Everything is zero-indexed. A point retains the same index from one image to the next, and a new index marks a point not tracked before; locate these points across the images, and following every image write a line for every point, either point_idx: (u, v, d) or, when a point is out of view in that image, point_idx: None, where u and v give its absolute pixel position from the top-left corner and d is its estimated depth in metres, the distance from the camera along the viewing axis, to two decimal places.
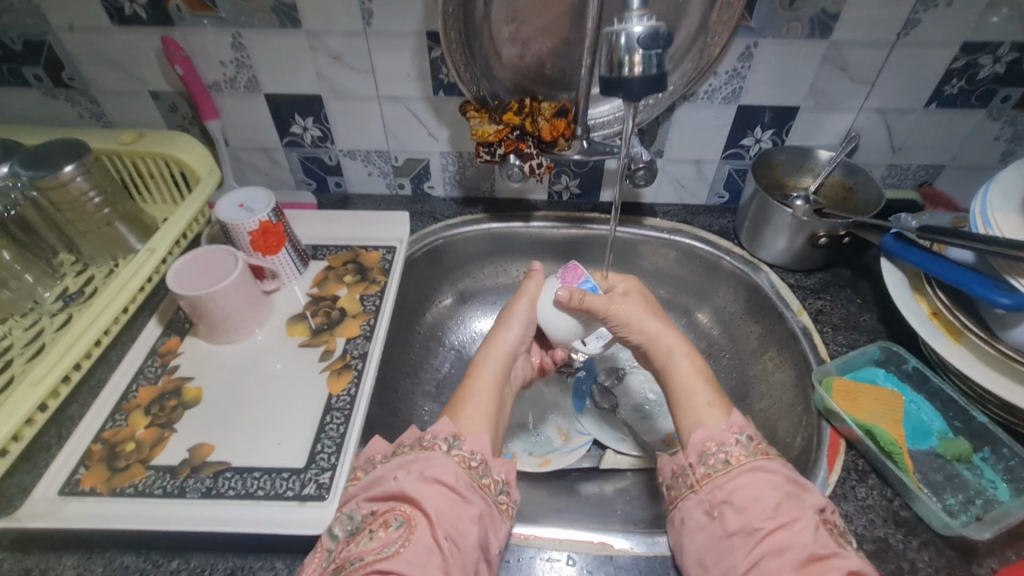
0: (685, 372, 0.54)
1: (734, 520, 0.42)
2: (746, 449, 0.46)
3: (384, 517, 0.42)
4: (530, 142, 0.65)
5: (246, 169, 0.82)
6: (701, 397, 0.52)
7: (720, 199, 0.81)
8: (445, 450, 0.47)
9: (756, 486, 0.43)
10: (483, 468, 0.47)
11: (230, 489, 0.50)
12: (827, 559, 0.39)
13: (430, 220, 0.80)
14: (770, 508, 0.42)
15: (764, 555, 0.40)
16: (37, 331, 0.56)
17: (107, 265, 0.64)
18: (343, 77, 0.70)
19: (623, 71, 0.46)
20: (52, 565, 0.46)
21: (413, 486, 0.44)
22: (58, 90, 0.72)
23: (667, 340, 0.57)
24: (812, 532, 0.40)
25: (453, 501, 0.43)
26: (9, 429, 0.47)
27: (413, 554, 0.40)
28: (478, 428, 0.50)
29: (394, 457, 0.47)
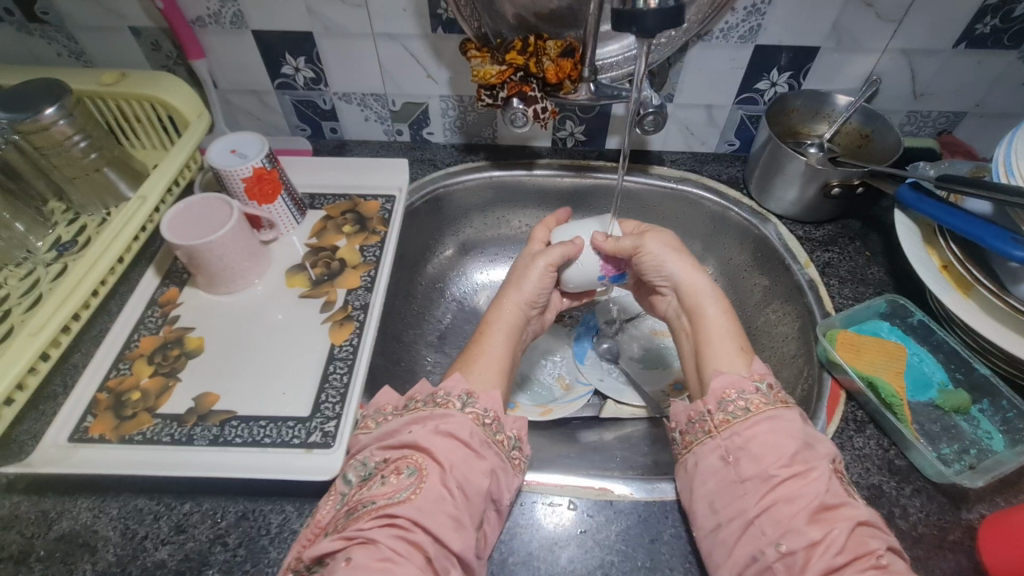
0: (718, 322, 0.54)
1: (749, 467, 0.43)
2: (767, 397, 0.46)
3: (395, 464, 0.43)
4: (534, 85, 0.62)
5: (237, 113, 0.78)
6: (729, 342, 0.52)
7: (731, 146, 0.78)
8: (460, 408, 0.47)
9: (774, 434, 0.44)
10: (497, 425, 0.47)
11: (236, 437, 0.51)
12: (837, 509, 0.40)
13: (431, 167, 0.78)
14: (788, 456, 0.42)
15: (776, 502, 0.41)
16: (33, 281, 0.55)
17: (99, 214, 0.62)
18: (335, 12, 0.65)
19: (637, 3, 0.43)
20: (68, 508, 0.47)
21: (426, 437, 0.44)
22: (33, 26, 0.68)
23: (700, 281, 0.57)
24: (826, 481, 0.41)
25: (467, 455, 0.44)
26: (13, 377, 0.47)
27: (424, 502, 0.41)
28: (486, 387, 0.50)
29: (408, 411, 0.48)
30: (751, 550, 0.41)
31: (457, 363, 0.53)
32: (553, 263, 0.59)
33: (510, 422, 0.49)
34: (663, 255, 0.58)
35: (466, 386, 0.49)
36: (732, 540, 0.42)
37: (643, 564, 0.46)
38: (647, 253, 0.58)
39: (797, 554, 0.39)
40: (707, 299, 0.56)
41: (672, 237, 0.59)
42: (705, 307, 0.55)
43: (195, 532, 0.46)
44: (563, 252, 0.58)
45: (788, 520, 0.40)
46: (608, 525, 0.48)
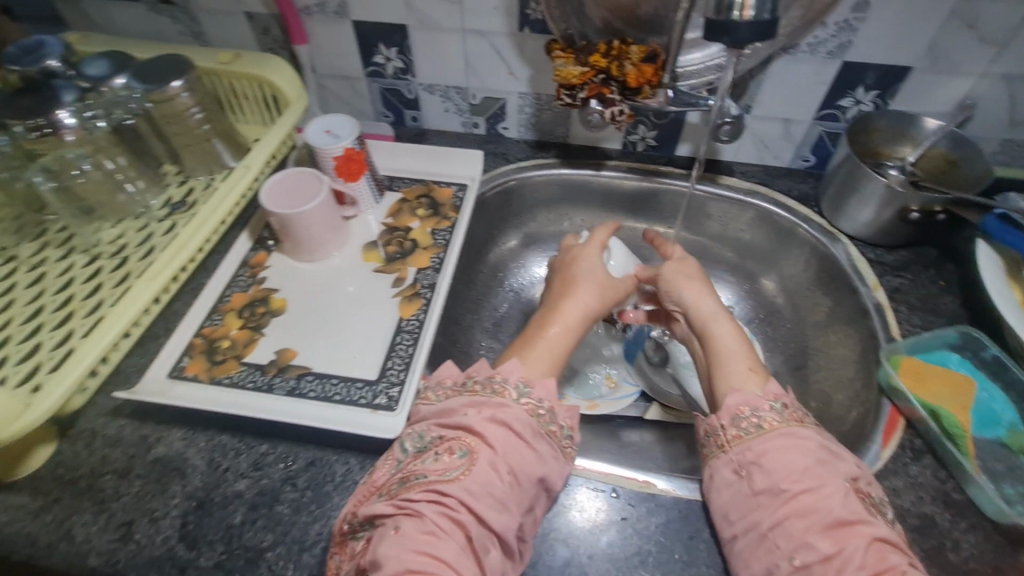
0: (730, 342, 0.54)
1: (761, 481, 0.44)
2: (780, 416, 0.47)
3: (449, 443, 0.46)
4: (613, 88, 0.64)
5: (329, 97, 0.84)
6: (740, 362, 0.52)
7: (805, 162, 0.77)
8: (516, 398, 0.49)
9: (786, 450, 0.44)
10: (550, 415, 0.49)
11: (311, 391, 0.55)
12: (852, 525, 0.40)
13: (503, 160, 0.81)
14: (798, 472, 0.43)
15: (789, 516, 0.42)
16: (147, 235, 0.63)
17: (205, 179, 0.69)
18: (431, 7, 0.69)
19: (732, 15, 0.43)
20: (164, 435, 0.53)
21: (479, 423, 0.47)
22: (163, 7, 0.76)
23: (707, 304, 0.57)
24: (840, 498, 0.41)
25: (518, 444, 0.46)
26: (131, 316, 0.54)
27: (472, 484, 0.43)
28: (538, 374, 0.52)
29: (465, 391, 0.51)
30: (766, 564, 0.42)
31: (514, 348, 0.56)
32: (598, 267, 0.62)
33: (563, 413, 0.50)
34: (675, 281, 0.60)
35: (523, 373, 0.51)
36: (748, 551, 0.43)
37: (679, 558, 0.48)
38: (662, 280, 0.61)
39: (810, 568, 0.40)
40: (716, 321, 0.56)
41: (693, 266, 0.61)
42: (716, 328, 0.55)
43: (269, 471, 0.51)
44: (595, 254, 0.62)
45: (801, 533, 0.41)
46: (648, 516, 0.50)
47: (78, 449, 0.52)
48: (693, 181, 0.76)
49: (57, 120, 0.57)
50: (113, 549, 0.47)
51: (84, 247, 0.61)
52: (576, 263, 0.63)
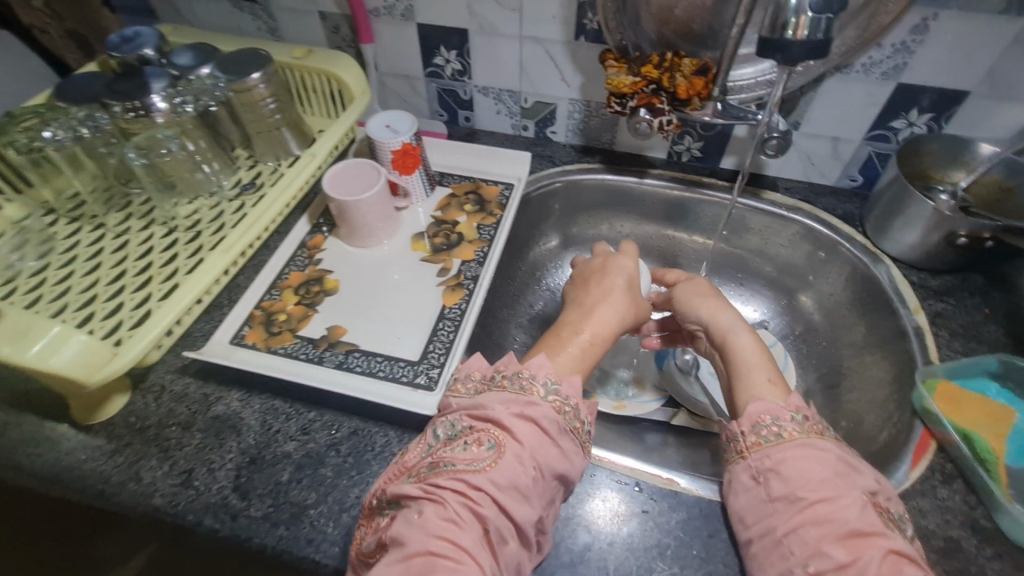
0: (751, 352, 0.55)
1: (779, 488, 0.45)
2: (800, 427, 0.47)
3: (478, 435, 0.46)
4: (663, 98, 0.66)
5: (388, 94, 0.89)
6: (761, 373, 0.53)
7: (852, 182, 0.77)
8: (543, 396, 0.50)
9: (806, 459, 0.45)
10: (574, 412, 0.50)
11: (357, 366, 0.59)
12: (868, 537, 0.41)
13: (549, 163, 0.84)
14: (816, 481, 0.44)
15: (804, 523, 0.42)
16: (219, 212, 0.68)
17: (272, 164, 0.74)
18: (492, 13, 0.73)
19: (786, 33, 0.45)
20: (223, 395, 0.58)
21: (508, 417, 0.47)
22: (244, 4, 0.82)
23: (725, 316, 0.58)
24: (857, 510, 0.42)
25: (543, 441, 0.47)
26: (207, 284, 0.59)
27: (499, 477, 0.44)
28: (565, 374, 0.53)
29: (494, 385, 0.51)
30: (781, 568, 0.43)
31: (542, 347, 0.56)
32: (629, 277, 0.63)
33: (587, 411, 0.51)
34: (688, 300, 0.62)
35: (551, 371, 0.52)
36: (764, 555, 0.44)
37: (697, 554, 0.49)
38: (678, 300, 0.63)
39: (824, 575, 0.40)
40: (735, 331, 0.57)
41: (706, 283, 0.64)
42: (735, 339, 0.56)
43: (315, 436, 0.55)
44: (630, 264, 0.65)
45: (816, 541, 0.41)
46: (669, 512, 0.51)
47: (147, 400, 0.58)
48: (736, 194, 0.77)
49: (150, 103, 0.63)
50: (174, 491, 0.51)
51: (163, 219, 0.67)
52: (609, 273, 0.64)
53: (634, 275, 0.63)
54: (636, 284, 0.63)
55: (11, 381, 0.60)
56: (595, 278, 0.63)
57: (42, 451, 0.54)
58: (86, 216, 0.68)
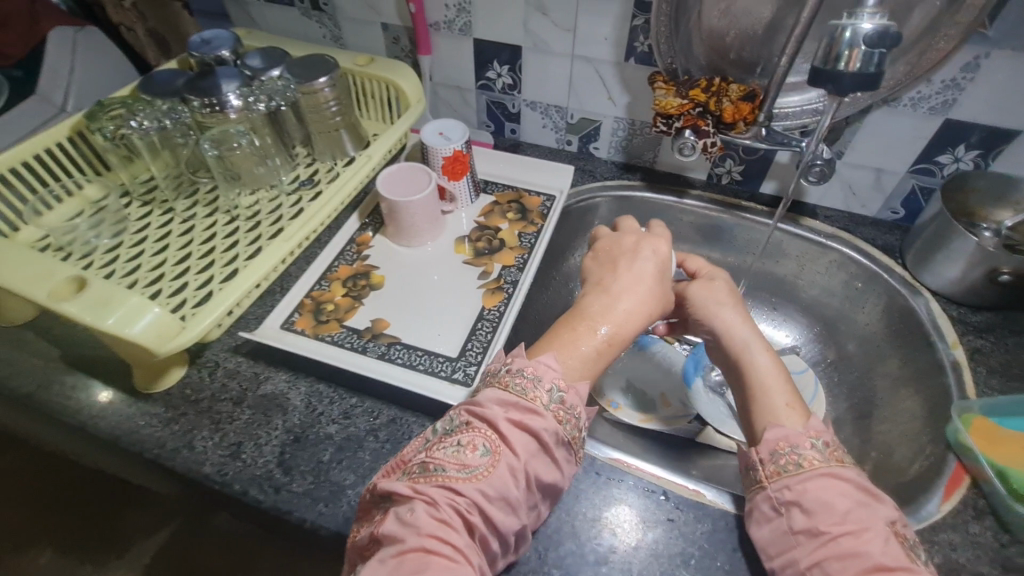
0: (769, 373, 0.54)
1: (801, 520, 0.45)
2: (821, 455, 0.47)
3: (473, 438, 0.44)
4: (709, 121, 0.67)
5: (439, 104, 0.93)
6: (780, 396, 0.52)
7: (893, 214, 0.77)
8: (546, 403, 0.46)
9: (827, 492, 0.45)
10: (575, 422, 0.47)
11: (398, 358, 0.62)
12: (894, 571, 0.40)
13: (590, 178, 0.86)
14: (839, 514, 0.43)
15: (827, 557, 0.42)
16: (278, 205, 0.72)
17: (330, 162, 0.78)
18: (546, 32, 0.76)
19: (839, 65, 0.46)
20: (272, 375, 0.62)
21: (505, 423, 0.44)
22: (313, 12, 0.87)
23: (743, 332, 0.57)
24: (880, 544, 0.41)
25: (539, 451, 0.45)
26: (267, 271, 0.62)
27: (488, 488, 0.42)
28: (574, 379, 0.49)
29: (497, 385, 0.47)
30: None
31: (552, 342, 0.51)
32: (660, 262, 0.56)
33: (585, 418, 0.48)
34: (708, 308, 0.59)
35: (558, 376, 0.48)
36: None
37: (720, 566, 0.50)
38: (694, 306, 0.60)
39: None
40: (752, 346, 0.56)
41: (726, 287, 0.60)
42: (753, 358, 0.55)
43: (356, 421, 0.58)
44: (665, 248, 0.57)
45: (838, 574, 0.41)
46: (694, 522, 0.52)
47: (202, 375, 0.61)
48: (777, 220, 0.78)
49: (226, 100, 0.67)
50: (223, 461, 0.55)
51: (227, 207, 0.72)
52: (637, 254, 0.56)
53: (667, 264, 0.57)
54: (667, 271, 0.56)
55: (80, 348, 0.65)
56: (624, 261, 0.56)
57: (106, 414, 0.58)
58: (157, 201, 0.73)
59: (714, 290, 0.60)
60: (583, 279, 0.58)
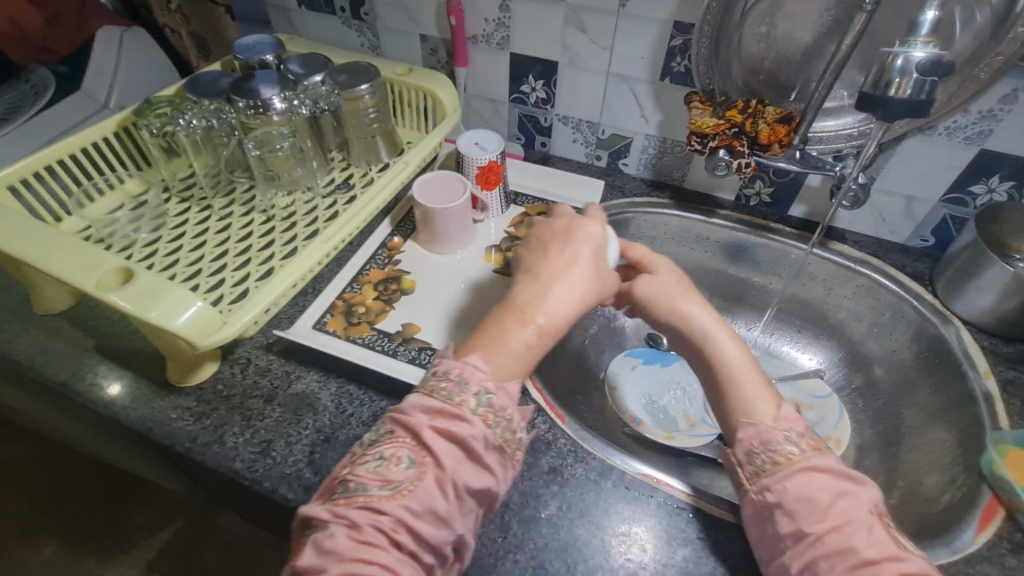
0: (739, 361, 0.52)
1: (786, 524, 0.43)
2: (798, 449, 0.46)
3: (397, 452, 0.42)
4: (744, 141, 0.68)
5: (472, 115, 0.94)
6: (749, 387, 0.51)
7: (923, 242, 0.77)
8: (473, 407, 0.44)
9: (806, 488, 0.43)
10: (506, 423, 0.45)
11: (429, 363, 0.62)
12: (881, 562, 0.39)
13: (618, 194, 0.87)
14: (820, 512, 0.42)
15: (816, 558, 0.41)
16: (314, 207, 0.73)
17: (365, 167, 0.79)
18: (584, 49, 0.78)
19: (889, 91, 0.47)
20: (303, 374, 0.62)
21: (429, 432, 0.43)
22: (354, 22, 0.89)
23: (703, 322, 0.54)
24: (864, 536, 0.40)
25: (468, 458, 0.43)
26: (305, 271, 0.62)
27: (414, 502, 0.40)
28: (502, 379, 0.48)
29: (422, 393, 0.46)
30: None
31: (483, 339, 0.49)
32: (597, 250, 0.54)
33: (518, 418, 0.47)
34: (660, 300, 0.56)
35: (486, 376, 0.46)
36: None
37: None
38: (646, 298, 0.56)
39: None
40: (714, 334, 0.54)
41: (676, 276, 0.58)
42: (718, 347, 0.53)
43: None
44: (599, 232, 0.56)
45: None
46: (724, 543, 0.52)
47: (234, 371, 0.62)
48: (811, 246, 0.78)
49: (269, 103, 0.68)
50: (252, 457, 0.55)
51: (263, 207, 0.73)
52: (574, 240, 0.54)
53: (605, 246, 0.56)
54: (604, 255, 0.55)
55: (116, 338, 0.66)
56: (556, 246, 0.54)
57: (137, 405, 0.59)
58: (195, 198, 0.74)
59: (663, 276, 0.58)
60: (517, 268, 0.56)
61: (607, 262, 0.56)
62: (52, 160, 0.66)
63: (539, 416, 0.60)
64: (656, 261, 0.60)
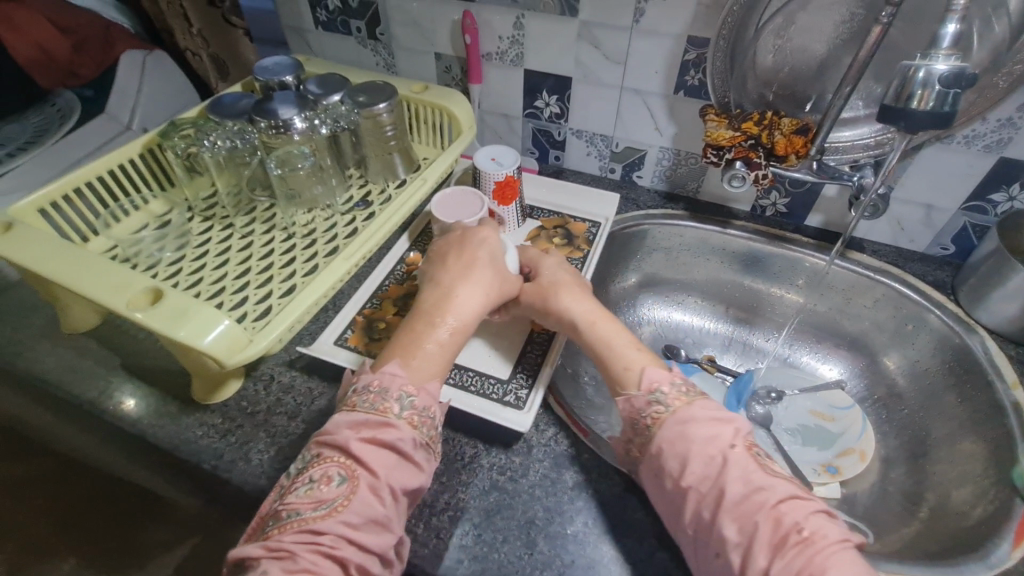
0: (616, 336, 0.58)
1: (671, 483, 0.47)
2: (664, 405, 0.51)
3: (327, 471, 0.45)
4: (760, 153, 0.69)
5: (485, 130, 0.95)
6: (622, 357, 0.56)
7: (943, 250, 0.77)
8: (397, 413, 0.49)
9: (679, 442, 0.48)
10: (429, 422, 0.50)
11: (449, 377, 0.62)
12: (750, 498, 0.43)
13: (633, 206, 0.87)
14: (695, 463, 0.46)
15: (699, 507, 0.45)
16: (334, 224, 0.74)
17: (383, 184, 0.80)
18: (597, 64, 0.78)
19: (911, 103, 0.47)
20: (326, 390, 0.62)
21: (357, 444, 0.46)
22: (369, 41, 0.91)
23: (583, 308, 0.61)
24: (735, 477, 0.45)
25: (398, 461, 0.47)
26: (331, 287, 0.63)
27: (352, 514, 0.43)
28: (422, 380, 0.52)
29: (345, 410, 0.50)
30: None
31: (396, 348, 0.55)
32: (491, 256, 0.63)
33: (439, 415, 0.52)
34: (546, 295, 0.63)
35: (404, 376, 0.52)
36: None
37: None
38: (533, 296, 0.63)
39: None
40: (596, 319, 0.60)
41: (567, 271, 0.65)
42: (598, 327, 0.59)
43: None
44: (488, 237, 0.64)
45: (714, 522, 0.44)
46: None
47: (257, 388, 0.63)
48: (835, 258, 0.78)
49: (290, 123, 0.69)
50: (277, 474, 0.55)
51: (283, 225, 0.74)
52: (472, 249, 0.63)
53: (498, 252, 0.64)
54: (497, 260, 0.63)
55: (143, 357, 0.67)
56: (454, 256, 0.63)
57: (163, 423, 0.60)
58: (218, 217, 0.75)
59: (545, 277, 0.64)
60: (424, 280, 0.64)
61: (505, 268, 0.64)
62: (81, 182, 0.68)
63: (562, 430, 0.60)
64: (544, 260, 0.67)
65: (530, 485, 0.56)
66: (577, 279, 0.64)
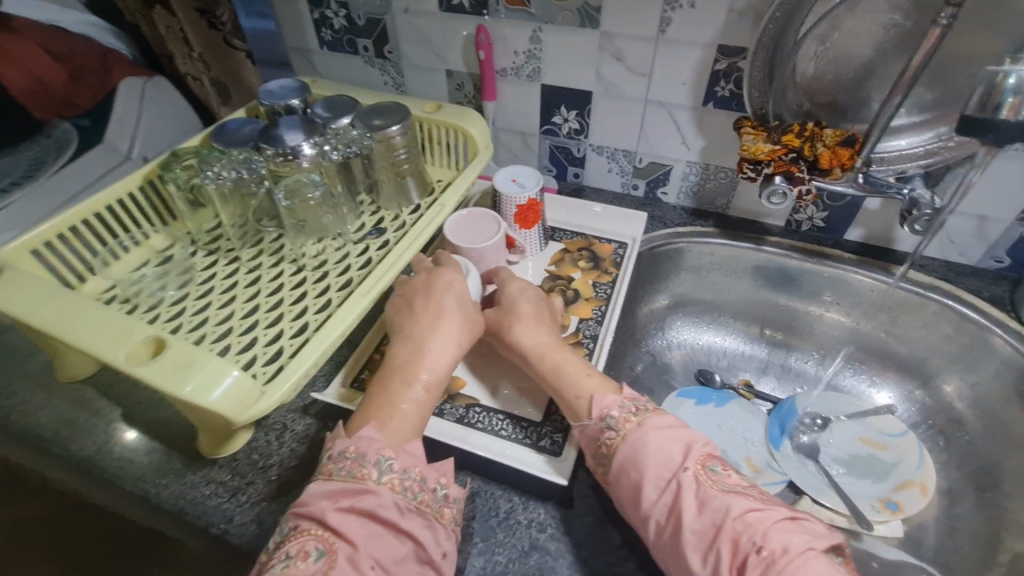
0: (568, 366, 0.55)
1: (634, 511, 0.46)
2: (615, 431, 0.49)
3: (303, 546, 0.40)
4: (802, 167, 0.64)
5: (500, 148, 0.91)
6: (571, 386, 0.53)
7: (997, 263, 0.72)
8: (376, 479, 0.44)
9: (631, 471, 0.46)
10: (418, 486, 0.45)
11: (478, 422, 0.57)
12: (708, 522, 0.41)
13: (659, 224, 0.83)
14: (648, 491, 0.45)
15: (661, 535, 0.44)
16: (345, 255, 0.69)
17: (395, 210, 0.75)
18: (620, 78, 0.74)
19: (998, 113, 0.45)
20: None
21: (335, 515, 0.42)
22: (376, 60, 0.87)
23: (539, 337, 0.57)
24: (688, 502, 0.43)
25: (382, 531, 0.42)
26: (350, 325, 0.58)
27: None
28: (401, 443, 0.48)
29: (319, 476, 0.45)
30: None
31: (370, 412, 0.50)
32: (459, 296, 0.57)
33: (432, 476, 0.47)
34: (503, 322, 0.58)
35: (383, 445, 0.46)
36: None
37: None
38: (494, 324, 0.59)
39: None
40: (548, 349, 0.56)
41: (527, 294, 0.60)
42: (556, 356, 0.56)
43: None
44: (450, 277, 0.59)
45: (677, 552, 0.42)
46: None
47: (269, 439, 0.58)
48: (899, 279, 0.72)
49: (299, 150, 0.65)
50: None
51: (292, 258, 0.69)
52: (440, 293, 0.57)
53: (464, 293, 0.58)
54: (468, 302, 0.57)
55: (147, 406, 0.62)
56: (421, 301, 0.57)
57: (168, 482, 0.55)
58: (223, 250, 0.71)
59: (507, 304, 0.60)
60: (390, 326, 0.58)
61: (472, 305, 0.58)
62: (77, 220, 0.63)
63: None
64: (508, 282, 0.63)
65: (574, 544, 0.51)
66: (537, 307, 0.60)
